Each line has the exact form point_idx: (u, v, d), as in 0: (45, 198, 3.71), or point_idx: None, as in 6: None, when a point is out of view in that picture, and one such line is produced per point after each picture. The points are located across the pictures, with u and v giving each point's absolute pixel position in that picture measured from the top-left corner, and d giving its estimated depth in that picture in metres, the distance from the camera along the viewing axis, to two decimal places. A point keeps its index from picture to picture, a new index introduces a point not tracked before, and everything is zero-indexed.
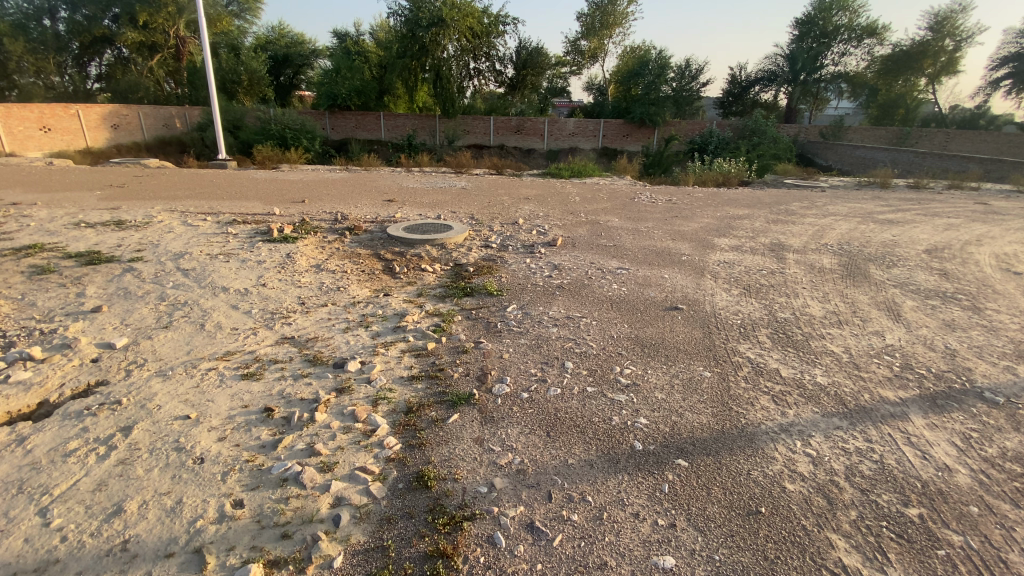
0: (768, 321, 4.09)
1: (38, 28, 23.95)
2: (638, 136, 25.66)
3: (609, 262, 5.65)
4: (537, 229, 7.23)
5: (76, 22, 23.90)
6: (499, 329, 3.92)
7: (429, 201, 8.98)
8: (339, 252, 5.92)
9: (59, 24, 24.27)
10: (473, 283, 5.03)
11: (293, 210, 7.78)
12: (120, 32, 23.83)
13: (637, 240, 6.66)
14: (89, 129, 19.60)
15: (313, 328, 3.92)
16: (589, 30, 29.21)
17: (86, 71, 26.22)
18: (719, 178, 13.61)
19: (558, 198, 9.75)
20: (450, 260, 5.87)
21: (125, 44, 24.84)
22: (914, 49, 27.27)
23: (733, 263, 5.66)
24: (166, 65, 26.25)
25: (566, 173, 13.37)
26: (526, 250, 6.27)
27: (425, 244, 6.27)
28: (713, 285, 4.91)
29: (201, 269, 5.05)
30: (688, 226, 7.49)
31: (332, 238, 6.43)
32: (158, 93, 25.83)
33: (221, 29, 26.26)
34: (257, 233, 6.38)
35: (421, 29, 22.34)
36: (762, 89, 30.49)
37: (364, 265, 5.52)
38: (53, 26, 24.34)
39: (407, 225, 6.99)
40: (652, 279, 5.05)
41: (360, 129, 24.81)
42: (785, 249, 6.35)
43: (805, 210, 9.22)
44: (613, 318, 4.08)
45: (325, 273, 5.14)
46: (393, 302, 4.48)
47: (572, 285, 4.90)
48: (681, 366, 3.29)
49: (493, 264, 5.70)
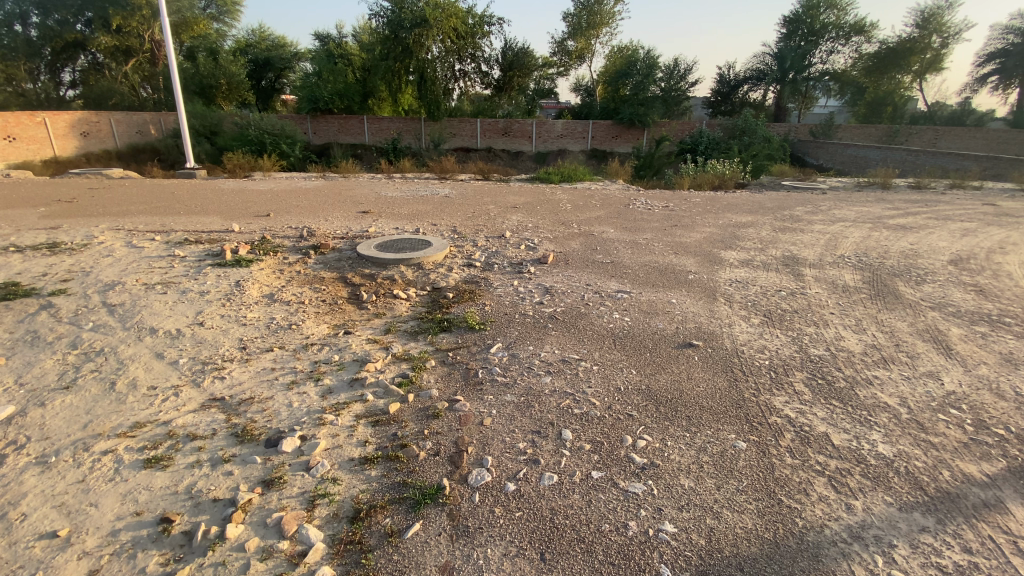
0: (801, 361, 3.43)
1: (9, 34, 22.80)
2: (627, 137, 25.11)
3: (608, 283, 4.96)
4: (526, 243, 6.54)
5: (48, 27, 22.67)
6: (480, 376, 3.22)
7: (406, 212, 8.24)
8: (300, 277, 5.19)
9: (31, 29, 23.15)
10: (451, 314, 4.30)
11: (254, 225, 7.05)
12: (91, 37, 22.84)
13: (636, 255, 5.99)
14: (57, 137, 18.59)
15: (249, 384, 3.22)
16: (576, 30, 28.65)
17: (60, 77, 25.13)
18: (715, 181, 13.04)
19: (548, 206, 9.08)
20: (427, 283, 5.15)
21: (100, 49, 23.74)
22: (901, 46, 27.01)
23: (747, 283, 5.00)
24: (142, 70, 25.21)
25: (556, 178, 12.72)
26: (512, 269, 5.56)
27: (398, 265, 5.54)
28: (729, 311, 4.24)
29: (130, 303, 4.33)
30: (690, 237, 6.84)
31: (294, 259, 5.69)
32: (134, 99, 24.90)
33: (199, 32, 25.36)
34: (208, 256, 5.64)
35: (404, 30, 21.60)
36: (751, 88, 30.07)
37: (326, 293, 4.79)
38: (25, 32, 23.23)
39: (380, 241, 6.26)
40: (659, 306, 4.35)
41: (343, 133, 23.96)
42: (801, 264, 5.71)
43: (811, 215, 8.62)
44: (618, 360, 3.38)
45: (279, 305, 4.42)
46: (354, 342, 3.76)
47: (567, 315, 4.19)
48: (709, 434, 2.61)
49: (476, 288, 4.99)
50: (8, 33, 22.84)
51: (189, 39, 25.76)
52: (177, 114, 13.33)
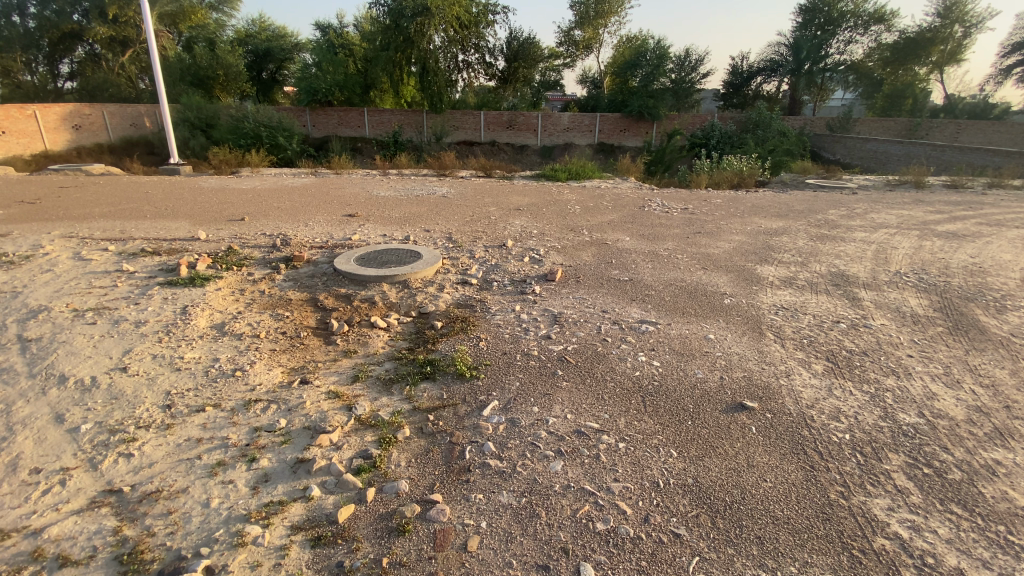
0: (893, 437, 2.61)
1: (7, 26, 22.04)
2: (636, 130, 24.10)
3: (629, 309, 4.13)
4: (530, 255, 5.71)
5: (46, 18, 22.10)
6: (466, 457, 2.42)
7: (399, 215, 7.44)
8: (264, 300, 4.40)
9: (29, 21, 22.39)
10: (437, 353, 3.48)
11: (224, 232, 6.25)
12: (89, 27, 22.08)
13: (657, 270, 5.15)
14: (48, 131, 17.87)
15: (162, 465, 2.43)
16: (583, 19, 27.55)
17: (58, 69, 24.23)
18: (733, 179, 12.16)
19: (554, 208, 8.23)
20: (412, 308, 4.33)
21: (97, 40, 22.99)
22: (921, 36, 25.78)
23: (795, 310, 4.18)
24: (140, 61, 24.03)
25: (563, 175, 11.84)
26: (514, 288, 4.73)
27: (381, 283, 4.73)
28: (783, 352, 3.42)
29: (48, 338, 3.54)
30: (717, 248, 6.00)
31: (260, 276, 4.88)
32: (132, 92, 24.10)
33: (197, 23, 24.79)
34: (161, 273, 4.85)
35: (405, 19, 20.69)
36: (765, 80, 28.93)
37: (289, 321, 3.98)
38: (23, 23, 22.45)
39: (362, 253, 5.42)
40: (695, 345, 3.51)
41: (344, 126, 23.13)
42: (852, 283, 4.88)
43: (847, 220, 7.76)
44: (655, 431, 2.57)
45: (230, 341, 3.63)
46: (310, 398, 2.95)
47: (583, 358, 3.35)
48: (792, 573, 1.81)
49: (471, 315, 4.17)
50: (4, 24, 22.05)
51: (186, 29, 24.91)
52: (160, 105, 12.47)
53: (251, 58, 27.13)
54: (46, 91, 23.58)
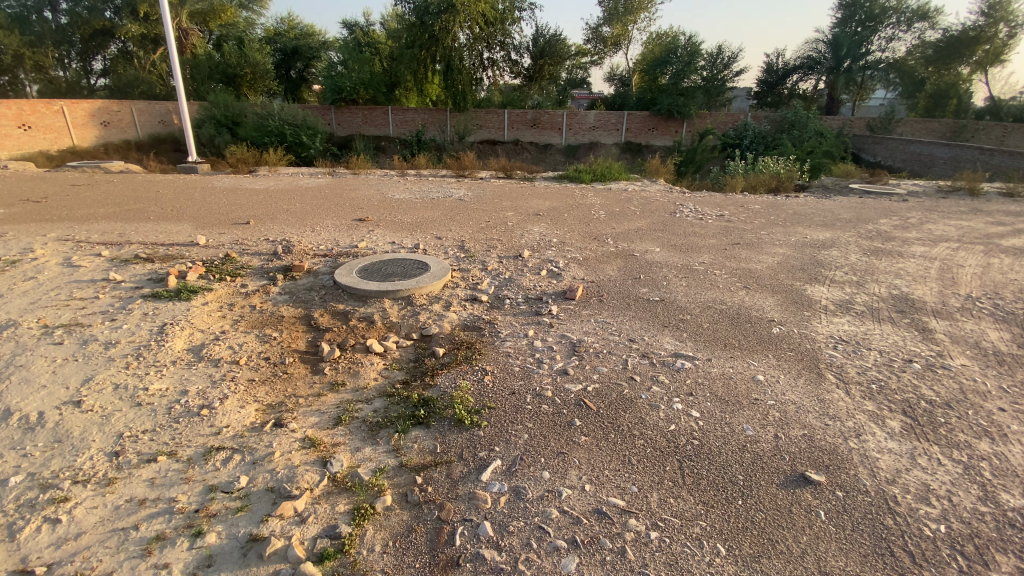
0: (1000, 530, 2.04)
1: (39, 21, 22.89)
2: (665, 129, 23.29)
3: (661, 338, 3.58)
4: (549, 267, 5.21)
5: (77, 14, 22.54)
6: (456, 544, 1.94)
7: (410, 220, 7.00)
8: (252, 317, 3.98)
9: (60, 17, 23.09)
10: (435, 389, 3.00)
11: (225, 236, 5.90)
12: (121, 25, 22.33)
13: (691, 289, 4.57)
14: (75, 126, 18.13)
15: (91, 538, 2.03)
16: (611, 15, 26.75)
17: (91, 65, 24.99)
18: (770, 183, 11.44)
19: (577, 213, 7.68)
20: (414, 329, 3.88)
21: (129, 38, 23.29)
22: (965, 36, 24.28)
23: (857, 344, 3.59)
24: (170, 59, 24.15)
25: (587, 177, 11.27)
26: (529, 307, 4.24)
27: (382, 299, 4.26)
28: (849, 403, 2.84)
29: (5, 360, 3.20)
30: (757, 263, 5.39)
31: (254, 287, 4.48)
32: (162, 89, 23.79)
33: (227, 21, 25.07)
34: (148, 283, 4.50)
35: (430, 16, 20.27)
36: (802, 78, 27.70)
37: (275, 344, 3.55)
38: (55, 19, 23.21)
39: (367, 263, 4.98)
40: (741, 390, 2.96)
41: (367, 125, 22.95)
42: (918, 309, 4.24)
43: (901, 232, 7.05)
44: (696, 515, 2.05)
45: (205, 368, 3.23)
46: (280, 447, 2.51)
47: (607, 403, 2.82)
48: None
49: (479, 340, 3.68)
50: (38, 20, 22.94)
51: (217, 27, 25.51)
52: (179, 102, 12.29)
53: (279, 57, 27.20)
54: (80, 86, 23.82)
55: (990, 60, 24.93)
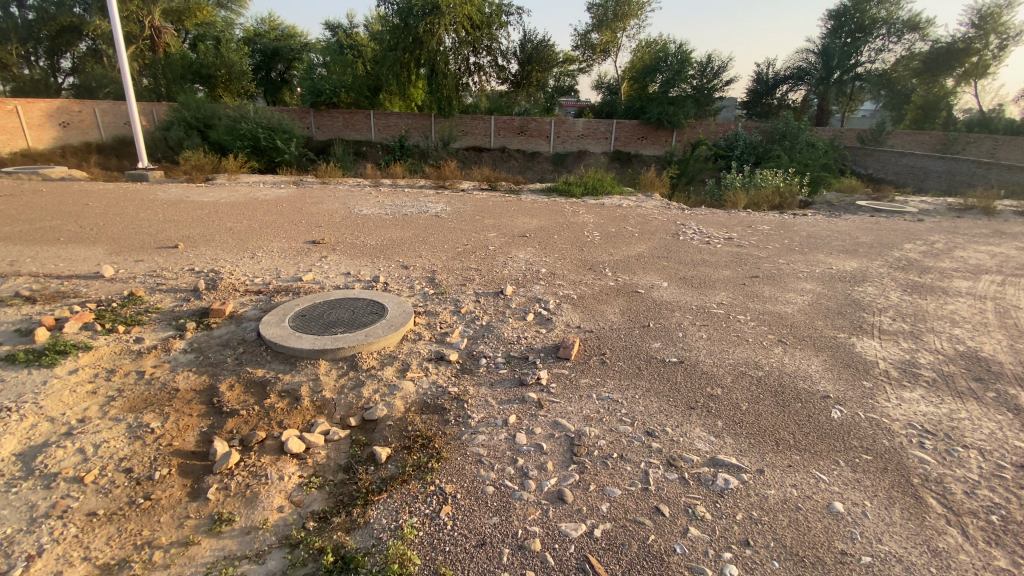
0: None
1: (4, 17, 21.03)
2: (654, 138, 22.56)
3: (690, 432, 2.61)
4: (538, 309, 4.24)
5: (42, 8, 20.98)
6: None
7: (375, 243, 5.99)
8: (132, 394, 2.94)
9: (28, 12, 21.26)
10: (360, 538, 1.99)
11: (141, 266, 4.84)
12: (90, 22, 21.00)
13: (716, 346, 3.61)
14: (32, 127, 16.79)
15: None
16: (600, 22, 26.09)
17: (59, 63, 23.22)
18: (773, 199, 10.69)
19: (568, 236, 6.76)
20: (354, 410, 2.86)
21: (100, 35, 21.81)
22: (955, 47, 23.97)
23: (954, 439, 2.64)
24: (143, 57, 22.92)
25: (577, 190, 10.39)
26: (512, 371, 3.25)
27: (316, 361, 3.24)
28: (972, 560, 1.91)
29: None
30: (785, 306, 4.46)
31: (152, 344, 3.45)
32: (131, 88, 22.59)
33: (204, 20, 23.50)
34: (13, 335, 3.43)
35: (413, 18, 19.20)
36: (791, 89, 27.17)
37: (147, 446, 2.54)
38: (22, 15, 21.43)
39: (306, 306, 3.93)
40: (819, 538, 1.99)
41: (348, 129, 21.92)
42: (1000, 375, 3.35)
43: (933, 260, 6.27)
44: None
45: (32, 494, 2.22)
46: None
47: (626, 566, 1.85)
48: None
49: (439, 430, 2.67)
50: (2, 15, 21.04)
51: (194, 25, 23.97)
52: (127, 102, 11.05)
53: (259, 58, 25.95)
54: (46, 83, 22.51)
55: (977, 71, 24.59)
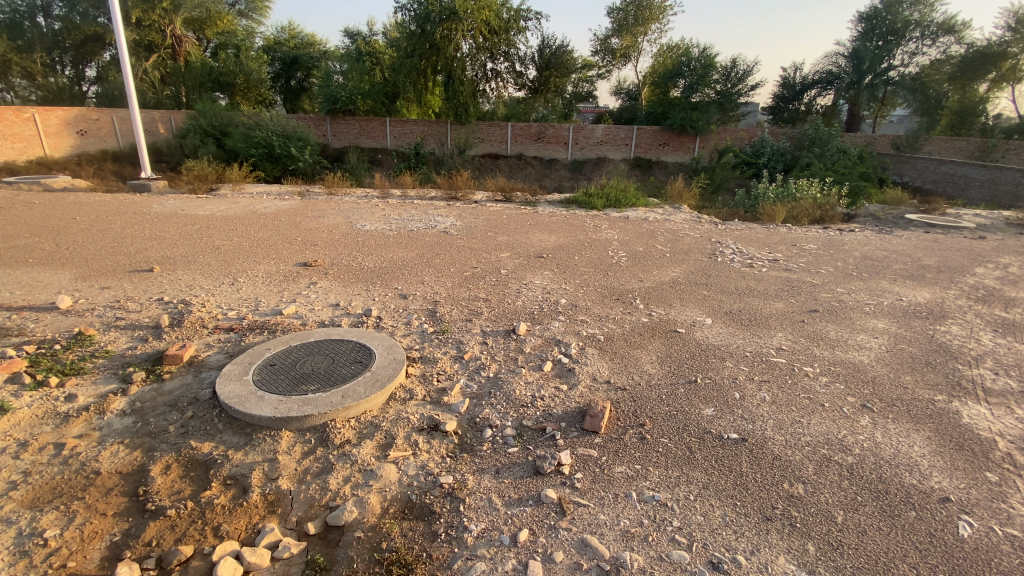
0: None
1: (32, 27, 20.91)
2: (677, 145, 21.70)
3: (772, 564, 1.86)
4: (559, 353, 3.53)
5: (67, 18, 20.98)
6: None
7: (373, 265, 5.36)
8: (39, 481, 2.29)
9: (53, 21, 21.23)
10: None
11: (105, 294, 4.26)
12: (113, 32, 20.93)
13: (785, 413, 2.84)
14: (49, 135, 16.65)
15: None
16: (621, 26, 25.35)
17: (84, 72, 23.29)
18: (813, 211, 9.81)
19: (591, 256, 6.04)
20: (314, 511, 2.17)
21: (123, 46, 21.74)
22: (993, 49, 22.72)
23: None
24: (165, 66, 22.73)
25: (598, 201, 9.65)
26: (525, 450, 2.53)
27: (278, 432, 2.57)
28: None
29: None
30: (861, 354, 3.65)
31: (88, 403, 2.81)
32: (154, 98, 22.43)
33: (225, 28, 23.26)
34: None
35: (430, 24, 18.73)
36: (820, 93, 25.93)
37: (31, 570, 1.89)
38: (47, 24, 21.35)
39: (279, 351, 3.26)
40: None
41: (364, 136, 21.47)
42: None
43: (1013, 288, 5.42)
44: None
45: None
46: None
47: None
48: None
49: (422, 551, 1.95)
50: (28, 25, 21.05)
51: (215, 34, 23.49)
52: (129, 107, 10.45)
53: (278, 66, 25.78)
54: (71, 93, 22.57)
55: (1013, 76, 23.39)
